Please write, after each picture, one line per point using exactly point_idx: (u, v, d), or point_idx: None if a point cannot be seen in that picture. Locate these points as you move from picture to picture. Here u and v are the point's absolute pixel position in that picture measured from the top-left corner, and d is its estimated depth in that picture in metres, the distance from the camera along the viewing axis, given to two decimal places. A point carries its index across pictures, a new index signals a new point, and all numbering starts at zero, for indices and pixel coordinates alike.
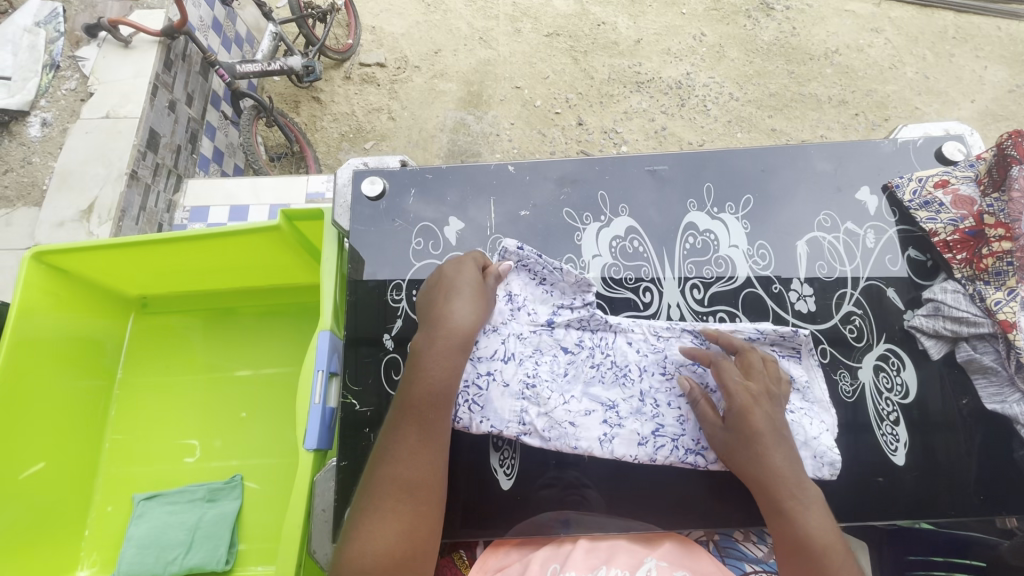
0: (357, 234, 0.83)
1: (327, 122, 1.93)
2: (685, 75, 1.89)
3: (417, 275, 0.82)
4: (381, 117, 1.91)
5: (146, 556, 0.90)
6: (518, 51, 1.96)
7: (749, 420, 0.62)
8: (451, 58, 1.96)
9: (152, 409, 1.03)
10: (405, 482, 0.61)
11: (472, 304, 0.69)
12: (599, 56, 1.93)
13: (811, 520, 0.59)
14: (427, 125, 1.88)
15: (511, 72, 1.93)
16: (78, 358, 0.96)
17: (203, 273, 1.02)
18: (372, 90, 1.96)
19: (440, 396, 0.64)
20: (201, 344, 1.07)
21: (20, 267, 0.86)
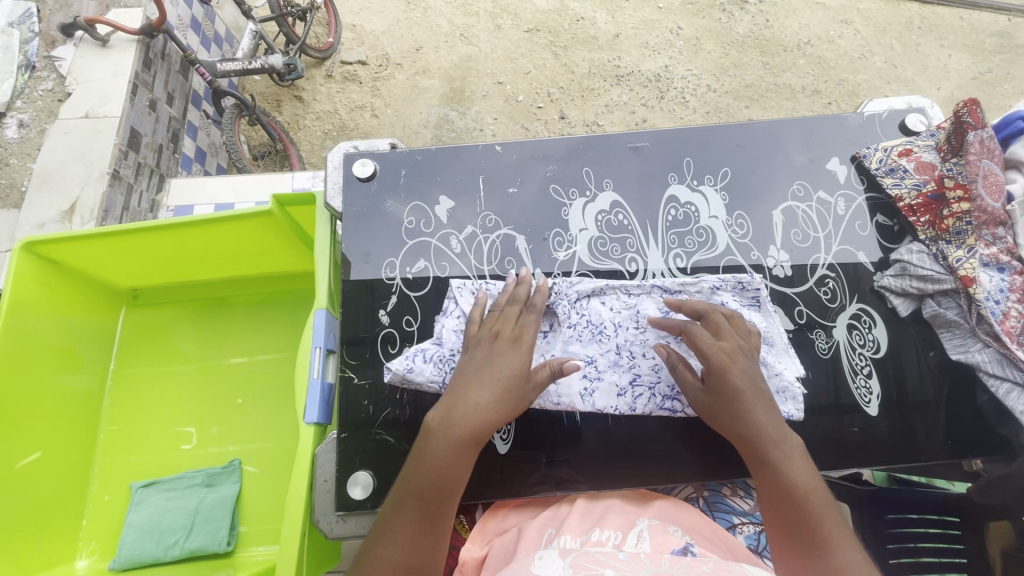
0: (350, 215, 0.85)
1: (311, 120, 1.94)
2: (663, 68, 1.94)
3: (409, 252, 0.84)
4: (365, 114, 1.93)
5: (146, 541, 0.90)
6: (499, 47, 1.98)
7: (720, 386, 0.64)
8: (433, 55, 1.98)
9: (147, 401, 1.03)
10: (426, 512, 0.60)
11: (492, 391, 0.64)
12: (578, 51, 1.97)
13: (793, 469, 0.60)
14: (411, 122, 1.90)
15: (492, 68, 1.96)
16: (68, 351, 0.96)
17: (194, 262, 1.03)
18: (355, 87, 1.97)
19: (450, 478, 0.61)
20: (193, 334, 1.07)
21: (11, 258, 0.86)
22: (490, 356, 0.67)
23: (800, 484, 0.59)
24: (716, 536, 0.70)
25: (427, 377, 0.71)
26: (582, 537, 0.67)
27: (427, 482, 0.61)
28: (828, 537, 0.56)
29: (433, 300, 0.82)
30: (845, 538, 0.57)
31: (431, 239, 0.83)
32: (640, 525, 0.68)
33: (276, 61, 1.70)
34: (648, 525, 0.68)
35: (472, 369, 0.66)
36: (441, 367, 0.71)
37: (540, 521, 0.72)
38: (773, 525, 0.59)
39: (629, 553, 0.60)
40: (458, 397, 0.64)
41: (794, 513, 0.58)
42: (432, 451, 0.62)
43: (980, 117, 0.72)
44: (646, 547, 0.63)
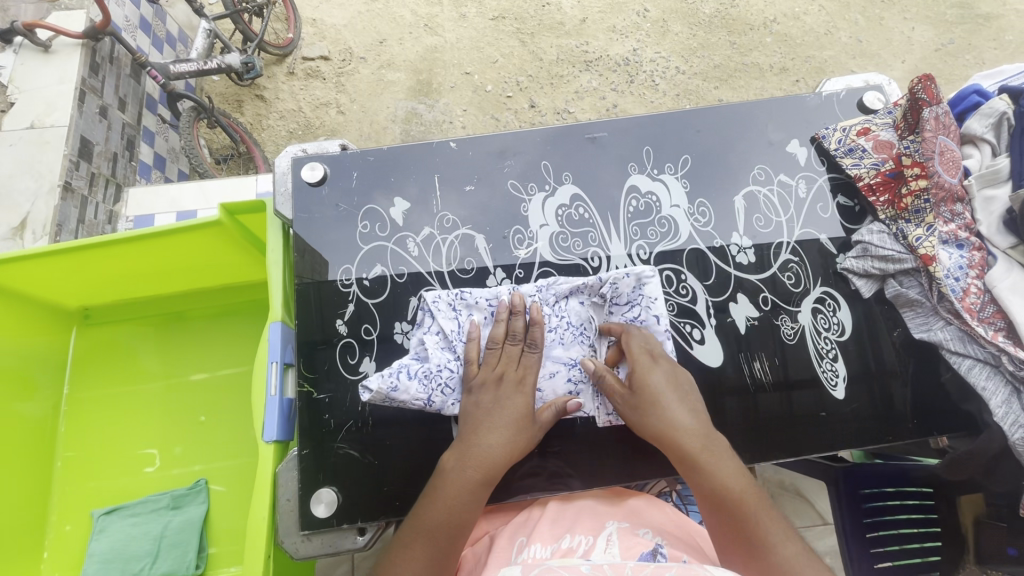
0: (301, 222, 0.81)
1: (274, 120, 1.88)
2: (632, 51, 1.91)
3: (364, 258, 0.81)
4: (330, 112, 1.87)
5: (111, 570, 0.87)
6: (465, 36, 1.93)
7: (631, 406, 0.66)
8: (397, 47, 1.92)
9: (106, 424, 0.99)
10: (448, 529, 0.61)
11: (504, 432, 0.65)
12: (546, 37, 1.93)
13: (723, 474, 0.60)
14: (378, 117, 1.85)
15: (459, 58, 1.91)
16: (15, 377, 0.91)
17: (146, 276, 0.98)
18: (318, 84, 1.91)
19: (459, 518, 0.62)
20: (153, 351, 1.03)
21: None
22: (497, 401, 0.66)
23: (728, 487, 0.59)
24: (688, 533, 0.70)
25: (412, 395, 0.66)
26: (552, 544, 0.66)
27: (442, 526, 0.61)
28: (764, 532, 0.57)
29: (393, 306, 0.79)
30: (781, 532, 0.57)
31: (387, 244, 0.80)
32: (609, 529, 0.68)
33: (234, 59, 1.63)
34: (617, 528, 0.68)
35: (481, 412, 0.66)
36: (426, 385, 0.68)
37: (511, 530, 0.72)
38: (718, 534, 0.59)
39: (592, 565, 0.59)
40: (469, 439, 0.65)
41: (729, 517, 0.58)
42: (447, 493, 0.63)
43: (935, 93, 0.71)
44: (614, 554, 0.63)
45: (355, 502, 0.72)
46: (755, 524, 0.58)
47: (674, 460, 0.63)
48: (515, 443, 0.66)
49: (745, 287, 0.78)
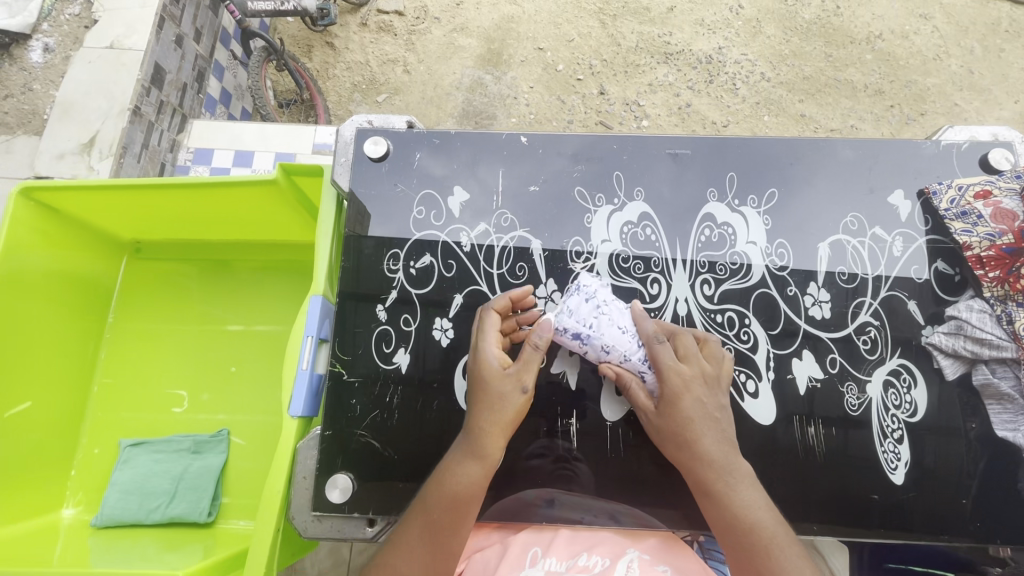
0: (356, 197, 0.78)
1: (341, 70, 1.85)
2: (717, 49, 1.78)
3: (410, 246, 0.78)
4: (396, 70, 1.83)
5: (129, 502, 0.89)
6: (544, 10, 1.85)
7: (690, 392, 0.63)
8: (473, 12, 1.85)
9: (142, 357, 1.02)
10: (448, 506, 0.62)
11: (492, 415, 0.64)
12: (628, 22, 1.82)
13: (739, 499, 0.59)
14: (442, 83, 1.80)
15: (534, 31, 1.83)
16: (65, 298, 0.94)
17: (200, 221, 0.99)
18: (389, 39, 1.86)
19: (461, 495, 0.62)
20: (197, 292, 1.05)
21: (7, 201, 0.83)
22: (495, 388, 0.64)
23: (717, 460, 0.60)
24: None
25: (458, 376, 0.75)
26: (567, 561, 0.66)
27: (444, 506, 0.62)
28: (778, 558, 0.56)
29: (436, 300, 0.76)
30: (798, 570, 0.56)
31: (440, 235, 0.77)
32: (629, 555, 0.67)
33: (310, 4, 1.63)
34: (636, 557, 0.67)
35: (483, 386, 0.65)
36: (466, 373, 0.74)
37: (525, 539, 0.71)
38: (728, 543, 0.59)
39: None
40: (474, 434, 0.64)
41: (744, 539, 0.57)
42: (454, 472, 0.63)
43: None
44: None
45: (370, 494, 0.71)
46: (730, 505, 0.59)
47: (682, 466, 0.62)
48: (507, 427, 0.64)
49: (815, 343, 0.72)
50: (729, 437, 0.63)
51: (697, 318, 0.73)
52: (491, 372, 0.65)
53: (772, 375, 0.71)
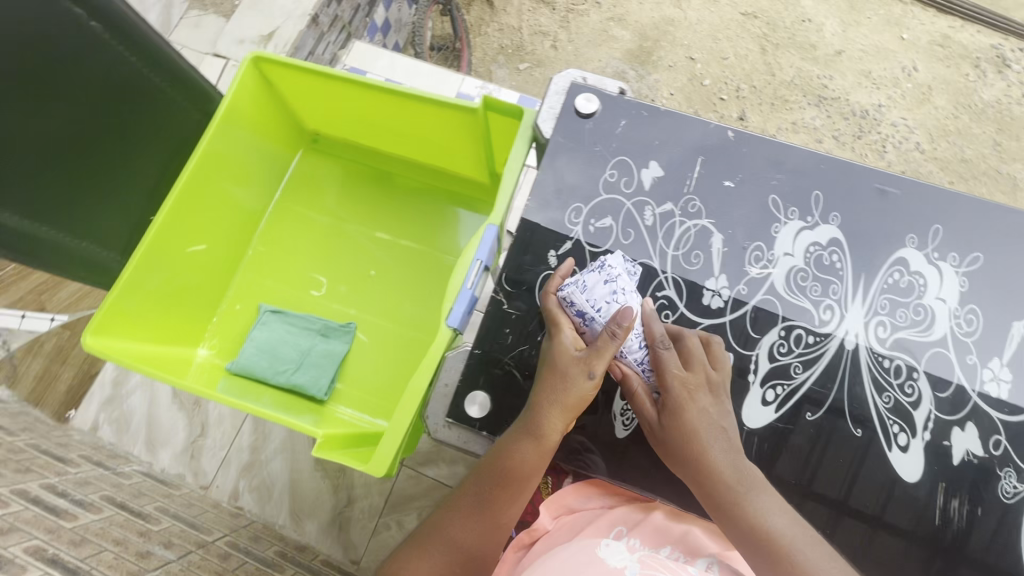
0: (556, 145, 0.81)
1: (493, 29, 2.20)
2: (877, 106, 2.03)
3: (598, 206, 0.79)
4: (545, 42, 2.17)
5: (262, 359, 0.98)
6: (704, 22, 2.15)
7: (695, 402, 0.69)
8: (635, 8, 2.16)
9: (296, 238, 1.10)
10: (498, 484, 0.71)
11: (553, 405, 0.70)
12: (792, 56, 2.09)
13: (752, 510, 0.66)
14: (588, 63, 2.12)
15: (689, 39, 2.14)
16: (251, 166, 1.04)
17: (382, 129, 1.06)
18: (544, 10, 2.20)
19: (519, 472, 0.70)
20: (355, 195, 1.12)
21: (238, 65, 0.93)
22: (560, 376, 0.70)
23: (728, 474, 0.67)
24: None
25: None
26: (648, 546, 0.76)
27: (496, 481, 0.71)
28: (788, 567, 0.62)
29: None
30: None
31: (627, 203, 0.78)
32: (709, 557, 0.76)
33: None
34: (717, 561, 0.76)
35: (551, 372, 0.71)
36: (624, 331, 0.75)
37: (617, 513, 0.82)
38: (744, 546, 0.65)
39: None
40: (536, 418, 0.69)
41: (758, 546, 0.64)
42: (516, 454, 0.70)
43: None
44: None
45: (501, 416, 0.75)
46: (748, 517, 0.65)
47: (692, 476, 0.68)
48: (565, 414, 0.70)
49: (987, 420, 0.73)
50: (739, 450, 0.70)
51: (870, 359, 0.75)
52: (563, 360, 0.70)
53: (928, 435, 0.73)
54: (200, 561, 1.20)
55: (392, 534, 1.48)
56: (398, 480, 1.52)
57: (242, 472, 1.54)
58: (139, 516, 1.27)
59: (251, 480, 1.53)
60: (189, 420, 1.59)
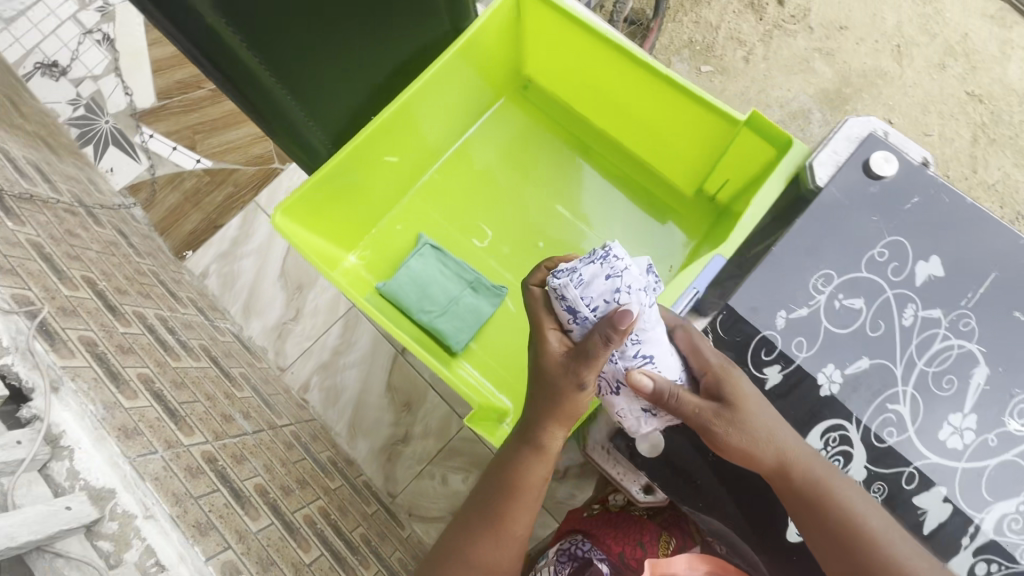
0: (840, 203, 0.87)
1: (688, 24, 2.43)
2: None
3: (856, 281, 0.85)
4: (737, 52, 2.39)
5: (415, 293, 1.10)
6: (923, 89, 2.30)
7: (745, 398, 0.79)
8: (852, 45, 2.36)
9: (474, 183, 1.20)
10: (503, 493, 0.85)
11: (533, 455, 0.85)
12: (1003, 157, 2.22)
13: (860, 515, 0.74)
14: (770, 97, 2.33)
15: (899, 99, 2.30)
16: (462, 99, 1.15)
17: (599, 102, 1.14)
18: (751, 20, 2.41)
19: (530, 485, 0.85)
20: (540, 161, 1.21)
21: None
22: (553, 396, 0.80)
23: (817, 476, 0.76)
24: None
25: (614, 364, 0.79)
26: None
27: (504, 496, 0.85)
28: (894, 553, 0.72)
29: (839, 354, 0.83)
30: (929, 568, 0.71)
31: (884, 286, 0.85)
32: None
33: None
34: None
35: (554, 395, 0.80)
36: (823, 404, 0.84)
37: None
38: (847, 551, 0.74)
39: None
40: (533, 434, 0.84)
41: (868, 553, 0.72)
42: (529, 469, 0.85)
43: None
44: None
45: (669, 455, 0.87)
46: (853, 517, 0.74)
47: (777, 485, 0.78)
48: (555, 437, 0.84)
49: None
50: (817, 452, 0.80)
51: None
52: (557, 386, 0.80)
53: None
54: (269, 442, 1.22)
55: (433, 484, 1.48)
56: (457, 436, 1.51)
57: (318, 369, 1.57)
58: (227, 377, 1.31)
59: (324, 380, 1.56)
60: (287, 301, 1.62)
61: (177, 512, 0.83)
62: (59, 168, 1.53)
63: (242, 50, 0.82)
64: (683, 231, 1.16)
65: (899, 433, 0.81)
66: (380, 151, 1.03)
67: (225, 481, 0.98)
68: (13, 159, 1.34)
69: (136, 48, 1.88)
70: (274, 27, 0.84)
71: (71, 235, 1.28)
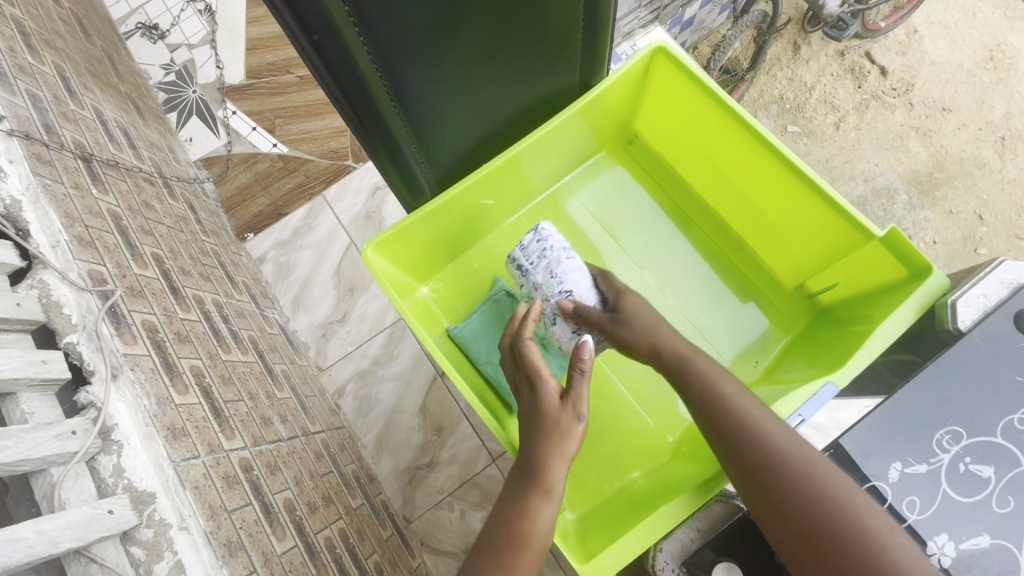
0: (981, 351, 0.78)
1: (781, 79, 2.34)
2: None
3: (987, 444, 0.76)
4: (828, 117, 2.28)
5: (484, 340, 1.08)
6: (1023, 189, 2.16)
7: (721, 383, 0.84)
8: (953, 130, 2.23)
9: (565, 234, 1.19)
10: (510, 537, 0.76)
11: (551, 505, 0.80)
12: None
13: (859, 521, 0.66)
14: (856, 168, 2.22)
15: (993, 194, 2.17)
16: (571, 150, 1.13)
17: (713, 177, 1.11)
18: (849, 86, 2.31)
19: (536, 535, 0.76)
20: (635, 223, 1.19)
21: (632, 59, 1.01)
22: (555, 426, 0.83)
23: (808, 468, 0.71)
24: None
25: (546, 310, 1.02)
26: None
27: (513, 539, 0.76)
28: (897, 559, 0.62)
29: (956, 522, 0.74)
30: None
31: (1021, 458, 0.75)
32: None
33: None
34: None
35: (552, 421, 0.84)
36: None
37: None
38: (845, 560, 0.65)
39: None
40: (537, 470, 0.81)
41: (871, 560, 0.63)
42: (535, 514, 0.78)
43: None
44: None
45: None
46: (854, 519, 0.66)
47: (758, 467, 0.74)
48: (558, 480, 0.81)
49: None
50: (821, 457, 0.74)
51: None
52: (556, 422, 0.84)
53: None
54: (301, 450, 1.20)
55: (449, 516, 1.44)
56: (482, 472, 1.46)
57: (355, 376, 1.56)
58: (270, 374, 1.30)
59: (360, 388, 1.55)
60: (337, 302, 1.62)
61: (211, 527, 0.80)
62: (144, 134, 1.55)
63: (383, 97, 0.73)
64: (770, 322, 1.12)
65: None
66: (480, 191, 1.03)
67: (257, 494, 0.96)
68: (104, 121, 1.35)
69: (235, 24, 1.90)
70: (418, 71, 0.75)
71: (147, 206, 1.27)
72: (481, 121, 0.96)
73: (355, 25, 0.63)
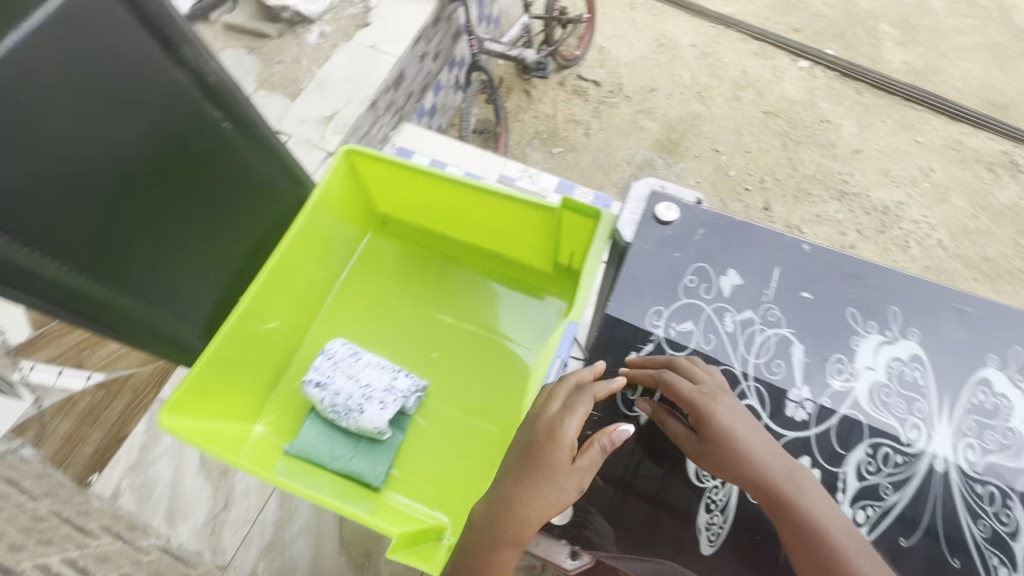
0: (636, 249, 1.00)
1: (530, 117, 2.77)
2: (895, 203, 2.54)
3: (679, 308, 0.96)
4: (578, 130, 2.74)
5: (322, 443, 1.13)
6: (730, 119, 2.75)
7: (713, 409, 0.82)
8: (664, 100, 2.80)
9: (359, 316, 1.31)
10: None
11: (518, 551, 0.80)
12: (810, 152, 2.67)
13: (808, 510, 0.76)
14: (617, 155, 2.67)
15: (714, 131, 2.73)
16: (326, 249, 1.26)
17: (447, 219, 1.30)
18: (580, 102, 2.81)
19: None
20: (414, 279, 1.35)
21: (331, 163, 1.18)
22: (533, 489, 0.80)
23: (779, 473, 0.78)
24: None
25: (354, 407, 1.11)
26: None
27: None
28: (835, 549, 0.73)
29: None
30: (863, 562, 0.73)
31: (706, 306, 0.95)
32: None
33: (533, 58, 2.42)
34: None
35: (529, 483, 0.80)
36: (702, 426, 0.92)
37: None
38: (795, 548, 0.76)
39: None
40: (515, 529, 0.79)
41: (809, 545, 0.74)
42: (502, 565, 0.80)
43: None
44: None
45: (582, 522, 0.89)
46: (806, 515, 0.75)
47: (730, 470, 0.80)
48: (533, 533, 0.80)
49: None
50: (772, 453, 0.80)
51: (959, 475, 0.84)
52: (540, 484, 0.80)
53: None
54: None
55: None
56: None
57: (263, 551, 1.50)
58: None
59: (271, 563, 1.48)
60: (213, 491, 1.54)
61: None
62: None
63: (92, 287, 0.88)
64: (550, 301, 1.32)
65: (756, 425, 0.89)
66: (254, 323, 1.10)
67: None
68: None
69: None
70: (119, 257, 0.92)
71: None
72: (210, 265, 1.11)
73: (27, 249, 0.78)
